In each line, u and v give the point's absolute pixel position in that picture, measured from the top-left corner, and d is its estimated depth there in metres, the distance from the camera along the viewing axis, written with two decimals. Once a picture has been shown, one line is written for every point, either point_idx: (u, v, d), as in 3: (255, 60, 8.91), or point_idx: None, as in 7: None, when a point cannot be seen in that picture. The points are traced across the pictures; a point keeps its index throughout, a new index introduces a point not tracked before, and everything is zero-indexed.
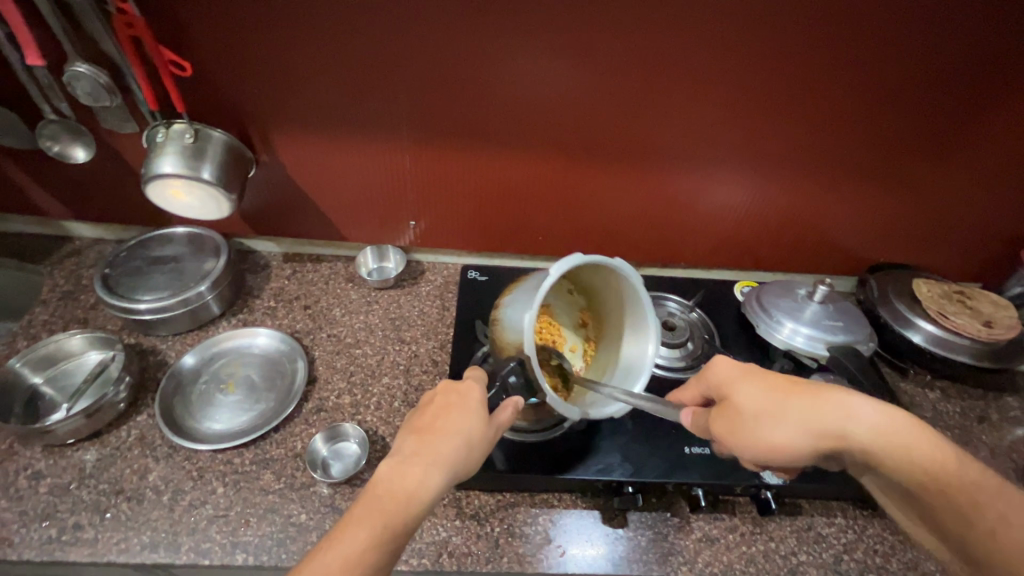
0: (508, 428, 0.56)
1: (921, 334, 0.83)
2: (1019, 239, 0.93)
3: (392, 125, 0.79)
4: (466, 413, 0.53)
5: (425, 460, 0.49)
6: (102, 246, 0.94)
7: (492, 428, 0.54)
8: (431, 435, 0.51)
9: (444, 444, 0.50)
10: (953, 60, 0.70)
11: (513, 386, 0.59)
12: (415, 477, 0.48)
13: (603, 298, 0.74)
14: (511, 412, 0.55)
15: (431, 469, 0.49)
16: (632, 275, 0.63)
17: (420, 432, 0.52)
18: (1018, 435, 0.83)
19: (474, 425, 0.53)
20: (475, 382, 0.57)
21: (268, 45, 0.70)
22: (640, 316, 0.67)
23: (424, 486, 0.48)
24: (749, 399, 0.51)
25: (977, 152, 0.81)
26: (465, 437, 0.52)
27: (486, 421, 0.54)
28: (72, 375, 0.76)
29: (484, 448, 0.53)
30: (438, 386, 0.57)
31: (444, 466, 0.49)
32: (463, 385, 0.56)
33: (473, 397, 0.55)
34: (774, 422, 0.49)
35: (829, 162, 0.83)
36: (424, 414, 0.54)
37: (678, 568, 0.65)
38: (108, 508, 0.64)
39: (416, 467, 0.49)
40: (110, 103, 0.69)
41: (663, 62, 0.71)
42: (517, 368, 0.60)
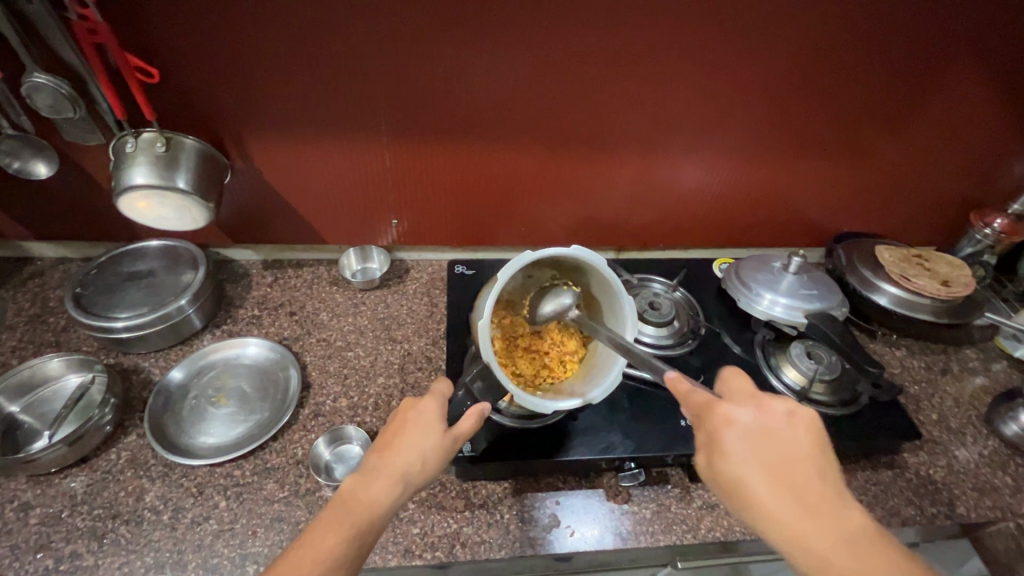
0: (470, 439, 0.55)
1: (887, 296, 0.88)
2: (967, 201, 1.00)
3: (371, 125, 0.78)
4: (424, 427, 0.54)
5: (383, 475, 0.50)
6: (67, 265, 0.90)
7: (449, 440, 0.54)
8: (387, 452, 0.52)
9: (400, 459, 0.51)
10: (900, 38, 0.75)
11: (481, 391, 0.59)
12: (372, 491, 0.49)
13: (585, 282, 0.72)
14: (471, 421, 0.55)
15: (389, 483, 0.50)
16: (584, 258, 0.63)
17: (380, 448, 0.53)
18: (977, 383, 0.90)
19: (430, 439, 0.53)
20: (436, 397, 0.57)
21: (238, 48, 0.68)
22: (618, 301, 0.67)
23: (383, 499, 0.49)
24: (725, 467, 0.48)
25: (925, 124, 0.86)
26: (420, 451, 0.52)
27: (445, 434, 0.54)
28: (51, 402, 0.72)
29: (443, 460, 0.53)
30: (403, 400, 0.58)
31: (398, 483, 0.50)
32: (422, 400, 0.56)
33: (431, 411, 0.55)
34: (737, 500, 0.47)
35: (793, 140, 0.87)
36: (387, 430, 0.55)
37: (683, 536, 0.68)
38: (106, 533, 0.62)
39: (375, 482, 0.50)
40: (73, 114, 0.67)
41: (635, 50, 0.74)
42: (480, 373, 0.59)
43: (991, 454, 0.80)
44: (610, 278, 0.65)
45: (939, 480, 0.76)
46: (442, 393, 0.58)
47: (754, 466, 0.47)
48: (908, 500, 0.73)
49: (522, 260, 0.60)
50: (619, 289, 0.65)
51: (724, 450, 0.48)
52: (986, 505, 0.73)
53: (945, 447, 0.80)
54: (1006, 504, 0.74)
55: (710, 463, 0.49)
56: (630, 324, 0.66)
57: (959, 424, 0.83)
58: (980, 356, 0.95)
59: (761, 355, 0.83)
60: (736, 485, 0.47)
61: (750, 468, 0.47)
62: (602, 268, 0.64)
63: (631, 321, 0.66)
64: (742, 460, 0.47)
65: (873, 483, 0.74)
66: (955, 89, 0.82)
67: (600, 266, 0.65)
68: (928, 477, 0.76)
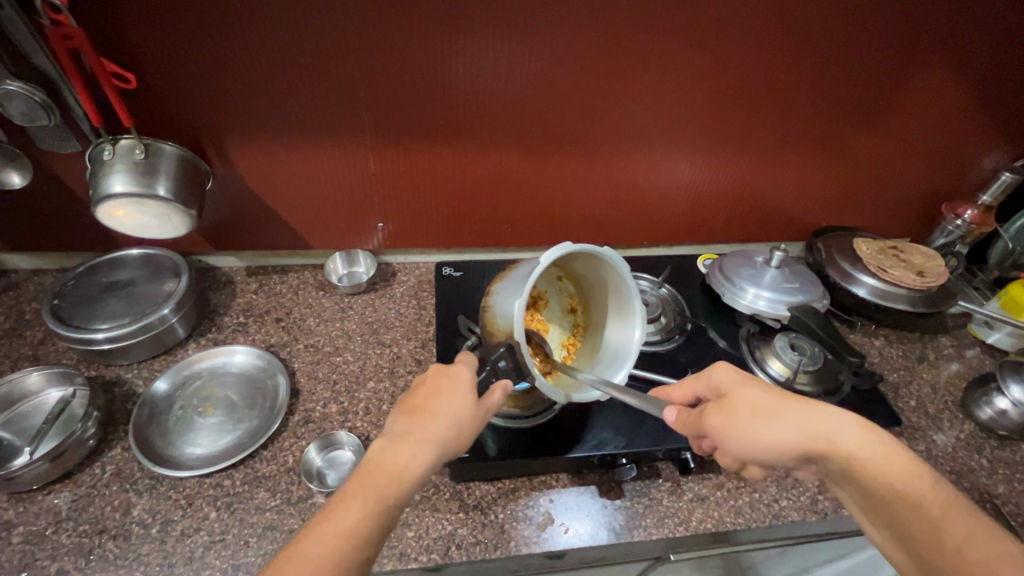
0: (498, 410, 0.54)
1: (865, 288, 0.91)
2: (938, 194, 1.03)
3: (354, 129, 0.78)
4: (455, 395, 0.52)
5: (414, 440, 0.49)
6: (42, 277, 0.88)
7: (481, 411, 0.53)
8: (420, 417, 0.50)
9: (432, 426, 0.49)
10: (875, 35, 0.77)
11: (506, 370, 0.58)
12: (404, 457, 0.47)
13: (593, 288, 0.74)
14: (501, 394, 0.54)
15: (420, 451, 0.48)
16: (617, 260, 0.64)
17: (413, 412, 0.51)
18: (953, 370, 0.93)
19: (462, 407, 0.51)
20: (466, 365, 0.56)
21: (219, 53, 0.67)
22: (627, 305, 0.68)
23: (414, 466, 0.47)
24: (746, 399, 0.53)
25: (900, 119, 0.89)
26: (453, 418, 0.51)
27: (476, 403, 0.52)
28: (31, 417, 0.70)
29: (474, 428, 0.52)
30: (431, 367, 0.56)
31: (432, 449, 0.49)
32: (452, 368, 0.55)
33: (462, 380, 0.54)
34: (769, 418, 0.50)
35: (773, 136, 0.89)
36: (416, 395, 0.53)
37: (674, 529, 0.69)
38: (93, 549, 0.61)
39: (405, 449, 0.48)
40: (47, 122, 0.65)
41: (618, 50, 0.74)
42: (506, 352, 0.58)
43: (968, 438, 0.83)
44: (628, 285, 0.66)
45: None
46: (471, 363, 0.57)
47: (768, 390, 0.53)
48: None
49: (562, 250, 0.60)
50: (635, 299, 0.66)
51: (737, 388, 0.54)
52: (965, 487, 0.76)
53: (923, 432, 0.82)
54: (982, 484, 0.77)
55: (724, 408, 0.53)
56: (637, 333, 0.67)
57: (936, 409, 0.86)
58: (955, 343, 0.98)
59: (747, 348, 0.84)
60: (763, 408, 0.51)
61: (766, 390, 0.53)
62: (625, 275, 0.65)
63: (640, 328, 0.67)
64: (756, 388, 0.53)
65: None
66: (929, 84, 0.84)
67: (624, 275, 0.65)
68: None
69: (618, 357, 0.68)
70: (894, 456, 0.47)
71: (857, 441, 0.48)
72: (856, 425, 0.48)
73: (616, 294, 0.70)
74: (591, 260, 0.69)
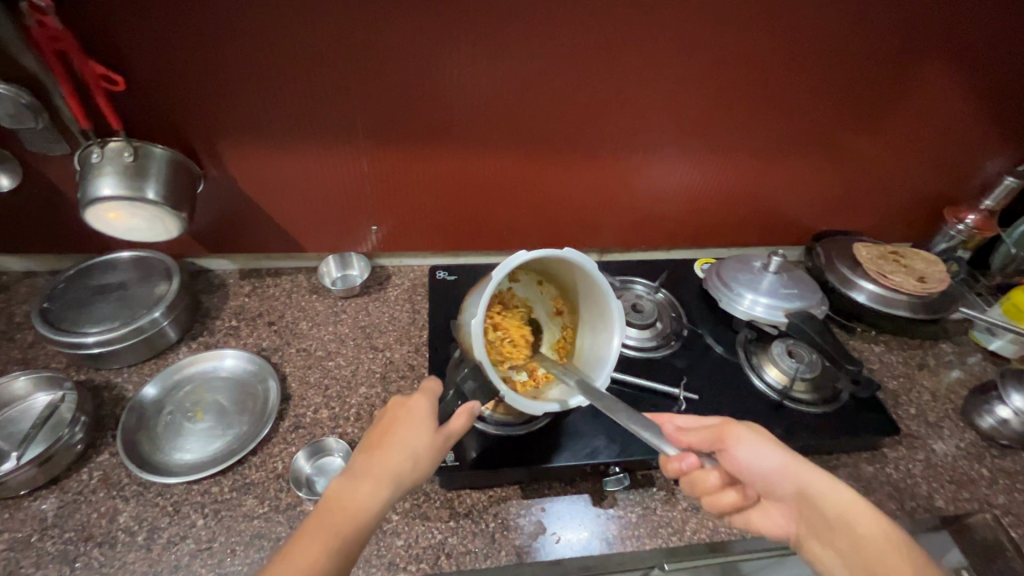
0: (461, 437, 0.54)
1: (865, 293, 0.90)
2: (940, 198, 1.01)
3: (347, 131, 0.77)
4: (415, 427, 0.52)
5: (372, 475, 0.49)
6: (34, 279, 0.87)
7: (440, 439, 0.53)
8: (378, 451, 0.51)
9: (389, 459, 0.50)
10: (876, 37, 0.76)
11: (473, 391, 0.57)
12: (362, 492, 0.47)
13: (572, 289, 0.72)
14: (464, 419, 0.54)
15: (378, 487, 0.48)
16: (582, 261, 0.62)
17: (371, 447, 0.51)
18: (953, 377, 0.92)
19: (421, 438, 0.52)
20: (427, 395, 0.55)
21: (209, 54, 0.66)
22: (605, 305, 0.66)
23: (372, 501, 0.47)
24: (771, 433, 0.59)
25: (900, 124, 0.88)
26: (411, 449, 0.51)
27: (436, 432, 0.53)
28: (18, 421, 0.69)
29: (435, 458, 0.52)
30: (391, 399, 0.56)
31: (390, 481, 0.49)
32: (411, 399, 0.55)
33: (422, 410, 0.54)
34: (786, 451, 0.57)
35: (772, 140, 0.88)
36: (375, 430, 0.54)
37: (668, 539, 0.68)
38: (78, 557, 0.60)
39: (363, 485, 0.48)
40: (35, 124, 0.66)
41: (614, 53, 0.73)
42: (471, 373, 0.57)
43: (968, 447, 0.81)
44: (600, 282, 0.64)
45: (919, 475, 0.77)
46: (433, 391, 0.56)
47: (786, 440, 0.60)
48: (889, 495, 0.74)
49: (516, 260, 0.58)
50: (610, 295, 0.64)
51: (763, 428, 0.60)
52: (965, 498, 0.75)
53: (923, 441, 0.81)
54: (982, 495, 0.75)
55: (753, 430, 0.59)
56: (619, 329, 0.64)
57: (936, 417, 0.85)
58: (956, 350, 0.97)
59: (744, 354, 0.83)
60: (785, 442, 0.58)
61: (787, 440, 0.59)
62: (593, 272, 0.63)
63: (620, 325, 0.64)
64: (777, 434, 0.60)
65: (854, 480, 0.75)
66: (930, 87, 0.83)
67: (592, 271, 0.63)
68: (908, 471, 0.77)
69: (605, 356, 0.66)
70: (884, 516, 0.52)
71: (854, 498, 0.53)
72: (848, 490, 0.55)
73: (594, 294, 0.68)
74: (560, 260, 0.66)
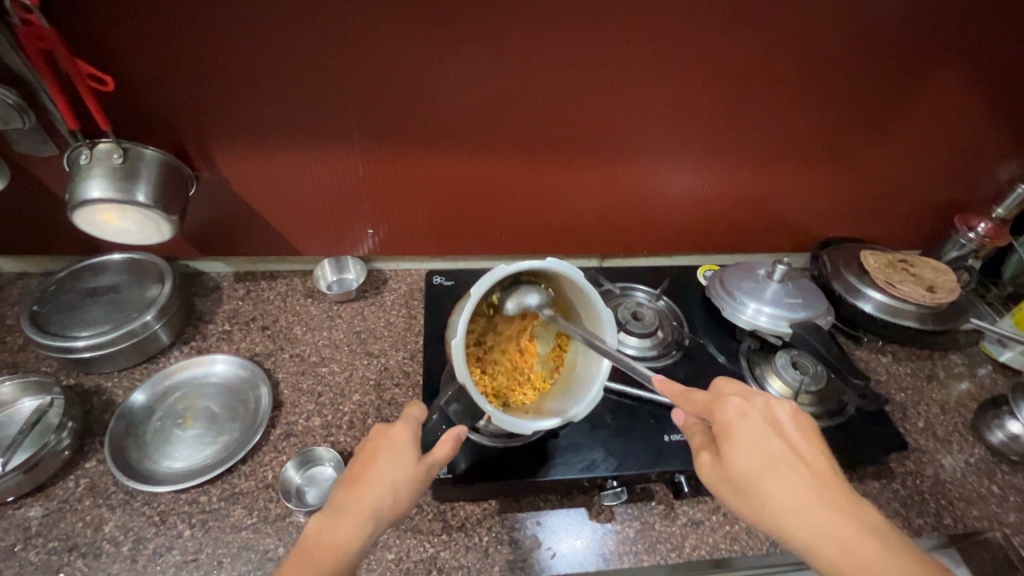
0: (446, 465, 0.52)
1: (872, 303, 0.87)
2: (950, 205, 0.99)
3: (342, 134, 0.76)
4: (395, 457, 0.50)
5: (352, 514, 0.46)
6: (27, 280, 0.86)
7: (424, 469, 0.50)
8: (357, 488, 0.48)
9: (369, 497, 0.47)
10: (887, 40, 0.73)
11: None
12: (341, 535, 0.45)
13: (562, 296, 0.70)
14: (448, 447, 0.52)
15: (358, 524, 0.46)
16: (565, 271, 0.61)
17: (350, 483, 0.48)
18: (963, 390, 0.89)
19: (402, 470, 0.49)
20: (409, 422, 0.53)
21: (199, 53, 0.65)
22: (594, 314, 0.65)
23: (352, 543, 0.45)
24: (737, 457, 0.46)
25: (909, 129, 0.85)
26: (393, 484, 0.48)
27: (419, 462, 0.50)
28: (4, 426, 0.68)
29: (418, 490, 0.50)
30: (371, 427, 0.53)
31: (371, 520, 0.46)
32: (392, 428, 0.52)
33: (403, 439, 0.51)
34: (757, 496, 0.44)
35: (777, 145, 0.86)
36: (355, 462, 0.51)
37: (667, 556, 0.66)
38: (62, 567, 0.59)
39: (342, 523, 0.46)
40: (20, 125, 0.65)
41: (615, 53, 0.71)
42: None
43: (978, 462, 0.79)
44: (588, 291, 0.63)
45: (926, 491, 0.74)
46: (415, 418, 0.54)
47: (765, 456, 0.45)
48: (895, 512, 0.72)
49: (494, 277, 0.58)
50: (597, 302, 0.62)
51: (736, 442, 0.46)
52: (974, 516, 0.72)
53: (932, 456, 0.79)
54: (992, 513, 0.73)
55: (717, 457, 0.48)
56: (610, 336, 0.63)
57: (945, 432, 0.82)
58: (966, 361, 0.94)
59: (746, 365, 0.81)
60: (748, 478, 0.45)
61: (764, 460, 0.45)
62: (581, 280, 0.62)
63: (610, 334, 0.63)
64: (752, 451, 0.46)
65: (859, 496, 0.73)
66: (942, 91, 0.80)
67: (579, 279, 0.62)
68: (915, 487, 0.75)
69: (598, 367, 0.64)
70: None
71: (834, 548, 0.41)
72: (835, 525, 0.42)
73: (582, 304, 0.67)
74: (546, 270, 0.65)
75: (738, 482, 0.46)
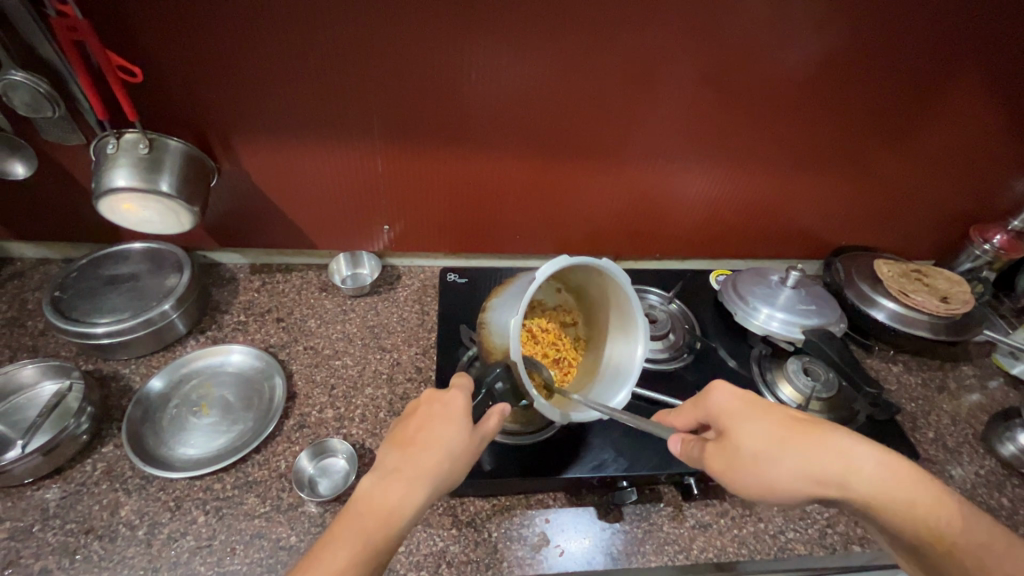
0: (494, 437, 0.53)
1: (885, 312, 0.87)
2: (965, 215, 0.99)
3: (363, 130, 0.77)
4: (449, 424, 0.51)
5: (406, 476, 0.47)
6: (47, 266, 0.88)
7: (475, 439, 0.51)
8: (412, 450, 0.49)
9: (424, 460, 0.48)
10: (908, 49, 0.73)
11: (501, 392, 0.57)
12: (395, 497, 0.46)
13: (594, 301, 0.73)
14: (496, 421, 0.53)
15: (411, 487, 0.47)
16: (618, 274, 0.62)
17: (403, 445, 0.50)
18: (974, 402, 0.89)
19: (456, 436, 0.50)
20: (461, 391, 0.54)
21: (225, 45, 0.65)
22: (630, 322, 0.66)
23: (404, 506, 0.46)
24: (749, 434, 0.50)
25: (927, 139, 0.85)
26: (447, 450, 0.49)
27: (471, 431, 0.51)
28: (25, 409, 0.69)
29: (469, 459, 0.51)
30: (425, 393, 0.55)
31: (425, 484, 0.47)
32: (445, 395, 0.54)
33: (456, 407, 0.52)
34: (777, 460, 0.48)
35: (794, 150, 0.86)
36: (407, 426, 0.52)
37: (674, 557, 0.66)
38: (78, 549, 0.60)
39: (396, 485, 0.47)
40: (51, 113, 0.65)
41: (637, 54, 0.72)
42: (503, 373, 0.57)
43: (988, 475, 0.79)
44: (630, 297, 0.64)
45: None
46: (467, 388, 0.55)
47: (777, 422, 0.50)
48: None
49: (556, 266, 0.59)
50: (638, 312, 0.64)
51: (741, 418, 0.51)
52: None
53: (941, 466, 0.79)
54: None
55: (728, 442, 0.51)
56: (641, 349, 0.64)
57: (955, 442, 0.82)
58: (977, 373, 0.94)
59: (758, 369, 0.81)
60: (772, 443, 0.49)
61: (773, 423, 0.50)
62: (625, 286, 0.63)
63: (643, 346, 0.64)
64: (764, 421, 0.50)
65: None
66: (961, 103, 0.81)
67: (626, 288, 0.63)
68: None
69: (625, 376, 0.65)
70: (904, 481, 0.46)
71: (873, 477, 0.46)
72: (860, 456, 0.47)
73: (620, 312, 0.68)
74: (592, 271, 0.67)
75: (758, 454, 0.49)
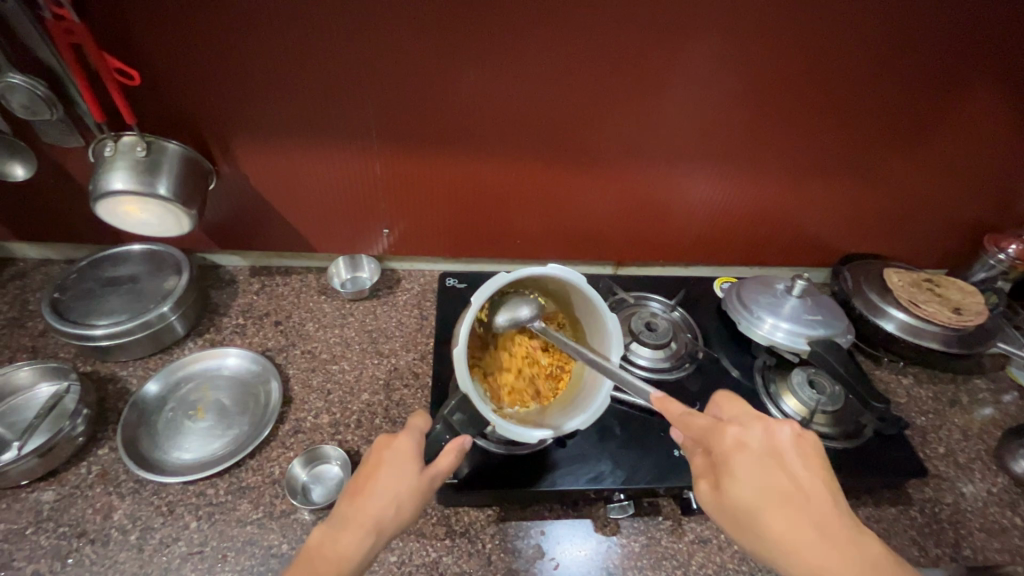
0: (450, 476, 0.52)
1: (894, 322, 0.85)
2: (980, 224, 0.96)
3: (361, 134, 0.76)
4: (400, 468, 0.50)
5: (355, 525, 0.47)
6: (49, 267, 0.88)
7: (427, 482, 0.50)
8: (361, 498, 0.48)
9: (371, 508, 0.48)
10: (921, 54, 0.71)
11: (461, 423, 0.56)
12: (344, 547, 0.46)
13: (568, 302, 0.71)
14: (450, 460, 0.52)
15: (362, 535, 0.46)
16: (567, 276, 0.61)
17: (352, 493, 0.49)
18: (987, 416, 0.86)
19: (406, 480, 0.50)
20: (413, 434, 0.53)
21: (224, 47, 0.65)
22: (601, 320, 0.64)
23: (354, 555, 0.46)
24: (730, 498, 0.46)
25: (939, 146, 0.83)
26: (397, 495, 0.49)
27: (422, 474, 0.51)
28: (22, 411, 0.69)
29: (422, 501, 0.50)
30: (377, 437, 0.54)
31: (373, 532, 0.47)
32: (396, 438, 0.53)
33: (408, 449, 0.52)
34: (751, 530, 0.44)
35: (801, 156, 0.84)
36: (360, 472, 0.51)
37: (673, 572, 0.64)
38: (70, 553, 0.60)
39: (346, 534, 0.46)
40: (50, 116, 0.66)
41: (640, 57, 0.70)
42: (459, 404, 0.55)
43: (1000, 493, 0.76)
44: (591, 295, 0.62)
45: (945, 520, 0.72)
46: (419, 429, 0.54)
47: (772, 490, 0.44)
48: (911, 540, 0.70)
49: (496, 283, 0.57)
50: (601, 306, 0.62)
51: (734, 473, 0.46)
52: (995, 548, 0.70)
53: (952, 483, 0.76)
54: (1014, 546, 0.70)
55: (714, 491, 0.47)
56: (617, 344, 0.62)
57: (967, 458, 0.80)
58: (990, 387, 0.91)
59: (761, 381, 0.80)
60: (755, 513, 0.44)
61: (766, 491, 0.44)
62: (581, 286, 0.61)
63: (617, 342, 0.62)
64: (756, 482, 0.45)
65: (874, 521, 0.71)
66: (975, 109, 0.78)
67: (581, 285, 0.62)
68: (933, 515, 0.72)
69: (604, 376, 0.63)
70: None
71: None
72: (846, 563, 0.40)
73: (591, 311, 0.66)
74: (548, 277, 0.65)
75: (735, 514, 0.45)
